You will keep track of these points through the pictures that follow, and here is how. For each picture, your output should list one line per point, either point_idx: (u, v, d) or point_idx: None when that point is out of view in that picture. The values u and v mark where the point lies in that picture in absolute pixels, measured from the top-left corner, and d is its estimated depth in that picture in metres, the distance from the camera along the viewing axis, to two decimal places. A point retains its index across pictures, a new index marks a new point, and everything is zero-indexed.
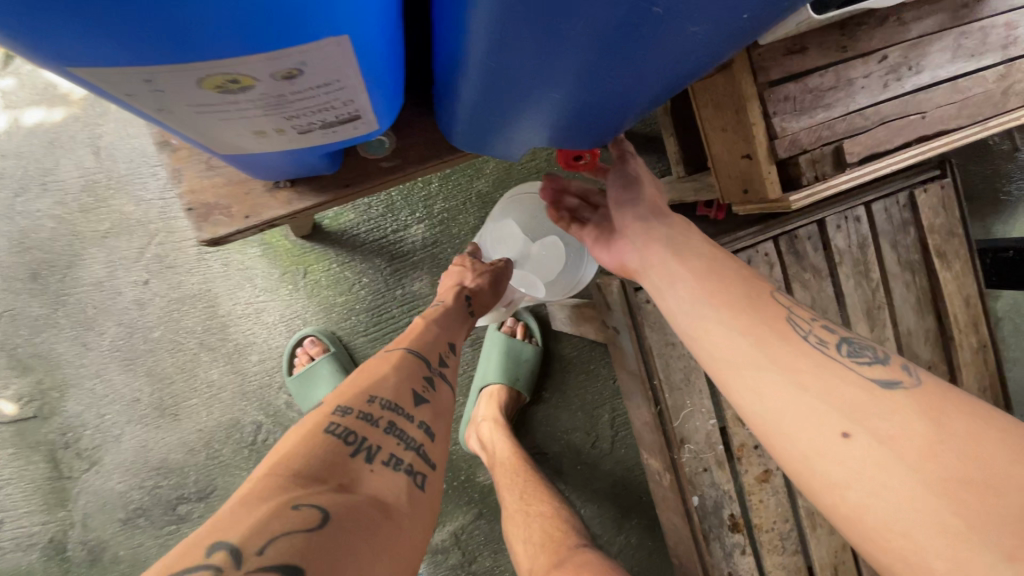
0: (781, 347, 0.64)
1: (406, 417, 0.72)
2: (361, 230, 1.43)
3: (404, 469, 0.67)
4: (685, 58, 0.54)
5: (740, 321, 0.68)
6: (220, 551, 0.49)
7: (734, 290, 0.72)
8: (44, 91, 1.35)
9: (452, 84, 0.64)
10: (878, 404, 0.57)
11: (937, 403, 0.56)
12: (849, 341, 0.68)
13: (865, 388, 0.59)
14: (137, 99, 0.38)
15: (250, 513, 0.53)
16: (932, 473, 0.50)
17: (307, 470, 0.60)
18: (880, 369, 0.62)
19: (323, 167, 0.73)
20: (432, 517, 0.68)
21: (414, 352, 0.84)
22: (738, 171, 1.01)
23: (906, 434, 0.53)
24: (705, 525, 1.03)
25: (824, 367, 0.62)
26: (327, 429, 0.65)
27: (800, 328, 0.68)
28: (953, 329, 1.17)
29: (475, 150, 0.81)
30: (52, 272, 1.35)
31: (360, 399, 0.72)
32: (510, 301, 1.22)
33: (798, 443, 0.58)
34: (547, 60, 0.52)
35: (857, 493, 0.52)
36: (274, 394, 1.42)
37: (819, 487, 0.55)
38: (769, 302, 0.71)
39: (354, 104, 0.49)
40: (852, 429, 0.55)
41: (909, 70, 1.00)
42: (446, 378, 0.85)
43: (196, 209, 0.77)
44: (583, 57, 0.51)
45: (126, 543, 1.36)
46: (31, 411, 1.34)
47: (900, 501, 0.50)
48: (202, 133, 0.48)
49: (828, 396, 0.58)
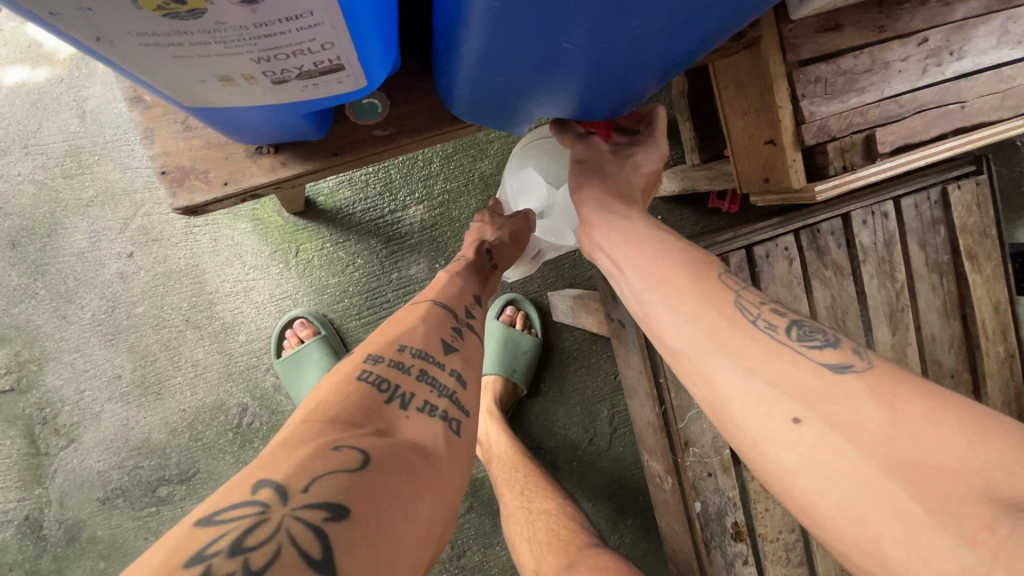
0: (727, 333, 0.59)
1: (437, 364, 0.69)
2: (357, 208, 1.37)
3: (439, 416, 0.63)
4: (718, 10, 0.47)
5: (690, 308, 0.63)
6: (265, 488, 0.48)
7: (681, 277, 0.66)
8: (28, 49, 1.28)
9: (452, 51, 0.58)
10: (826, 390, 0.51)
11: (892, 386, 0.50)
12: (799, 323, 0.60)
13: (815, 371, 0.53)
14: (66, 18, 0.33)
15: (291, 454, 0.51)
16: (888, 458, 0.45)
17: (344, 415, 0.58)
18: (828, 353, 0.55)
19: (310, 131, 0.67)
20: (472, 458, 0.64)
21: (440, 302, 0.78)
22: (760, 158, 0.95)
23: (860, 419, 0.48)
24: (706, 533, 0.98)
25: (771, 354, 0.56)
26: (360, 378, 0.63)
27: (747, 314, 0.61)
28: (979, 336, 1.10)
29: (481, 124, 0.74)
30: (32, 240, 1.29)
31: (390, 348, 0.69)
32: (537, 254, 1.13)
33: (750, 431, 0.53)
34: (557, 16, 0.46)
35: (808, 480, 0.48)
36: (261, 376, 1.36)
37: (772, 474, 0.51)
38: (710, 286, 0.64)
39: (335, 50, 0.43)
40: (803, 415, 0.50)
41: (951, 55, 0.93)
42: (474, 329, 0.79)
43: (170, 173, 0.70)
44: (599, 9, 0.45)
45: (104, 523, 1.32)
46: (9, 383, 1.29)
47: (854, 487, 0.46)
48: (160, 75, 0.42)
49: (777, 381, 0.53)
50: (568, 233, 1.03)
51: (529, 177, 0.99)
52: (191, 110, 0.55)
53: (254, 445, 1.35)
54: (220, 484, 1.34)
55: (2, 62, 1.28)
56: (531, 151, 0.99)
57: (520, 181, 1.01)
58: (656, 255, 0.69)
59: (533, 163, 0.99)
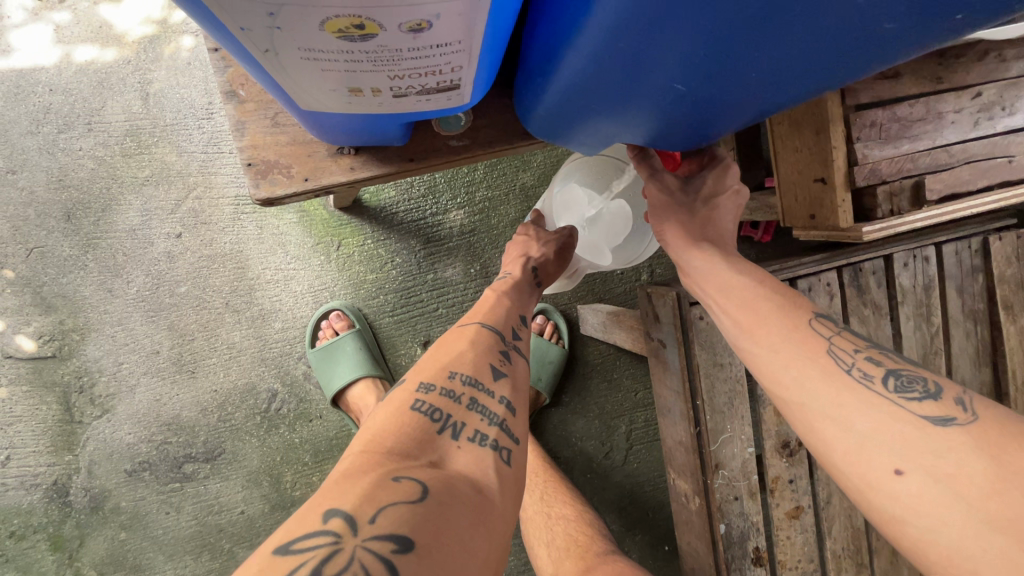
0: (822, 384, 0.63)
1: (487, 392, 0.67)
2: (400, 208, 1.40)
3: (489, 446, 0.62)
4: (826, 76, 0.49)
5: (785, 355, 0.67)
6: (335, 517, 0.48)
7: (777, 320, 0.70)
8: (99, 29, 1.33)
9: (543, 80, 0.61)
10: (931, 442, 0.55)
11: (998, 438, 0.54)
12: (897, 373, 0.64)
13: (916, 423, 0.57)
14: (252, 32, 0.37)
15: (355, 483, 0.51)
16: (994, 512, 0.49)
17: (399, 447, 0.57)
18: (929, 405, 0.59)
19: (393, 137, 0.70)
20: (519, 495, 0.62)
21: (488, 326, 0.77)
22: (808, 194, 0.97)
23: (965, 471, 0.52)
24: (729, 555, 1.01)
25: (872, 405, 0.60)
26: (414, 408, 0.63)
27: (841, 362, 0.65)
28: (1010, 385, 1.13)
29: (551, 140, 0.76)
30: (87, 213, 1.33)
31: (441, 374, 0.68)
32: (573, 272, 1.12)
33: (851, 484, 0.59)
34: (656, 62, 0.49)
35: (917, 527, 0.53)
36: (293, 364, 1.39)
37: (880, 519, 0.56)
38: (804, 331, 0.69)
39: (460, 73, 0.46)
40: (906, 466, 0.55)
41: (1002, 111, 0.96)
42: (521, 351, 0.78)
43: (255, 165, 0.74)
44: (696, 61, 0.48)
45: (129, 494, 1.35)
46: (51, 350, 1.32)
47: (964, 536, 0.50)
48: (298, 84, 0.46)
49: (878, 433, 0.58)
50: (606, 252, 1.00)
51: (573, 190, 1.00)
52: (295, 109, 0.58)
53: (280, 430, 1.38)
54: (244, 466, 1.37)
55: (73, 40, 1.32)
56: (575, 166, 1.01)
57: (564, 195, 1.02)
58: (748, 296, 0.73)
59: (577, 177, 1.00)
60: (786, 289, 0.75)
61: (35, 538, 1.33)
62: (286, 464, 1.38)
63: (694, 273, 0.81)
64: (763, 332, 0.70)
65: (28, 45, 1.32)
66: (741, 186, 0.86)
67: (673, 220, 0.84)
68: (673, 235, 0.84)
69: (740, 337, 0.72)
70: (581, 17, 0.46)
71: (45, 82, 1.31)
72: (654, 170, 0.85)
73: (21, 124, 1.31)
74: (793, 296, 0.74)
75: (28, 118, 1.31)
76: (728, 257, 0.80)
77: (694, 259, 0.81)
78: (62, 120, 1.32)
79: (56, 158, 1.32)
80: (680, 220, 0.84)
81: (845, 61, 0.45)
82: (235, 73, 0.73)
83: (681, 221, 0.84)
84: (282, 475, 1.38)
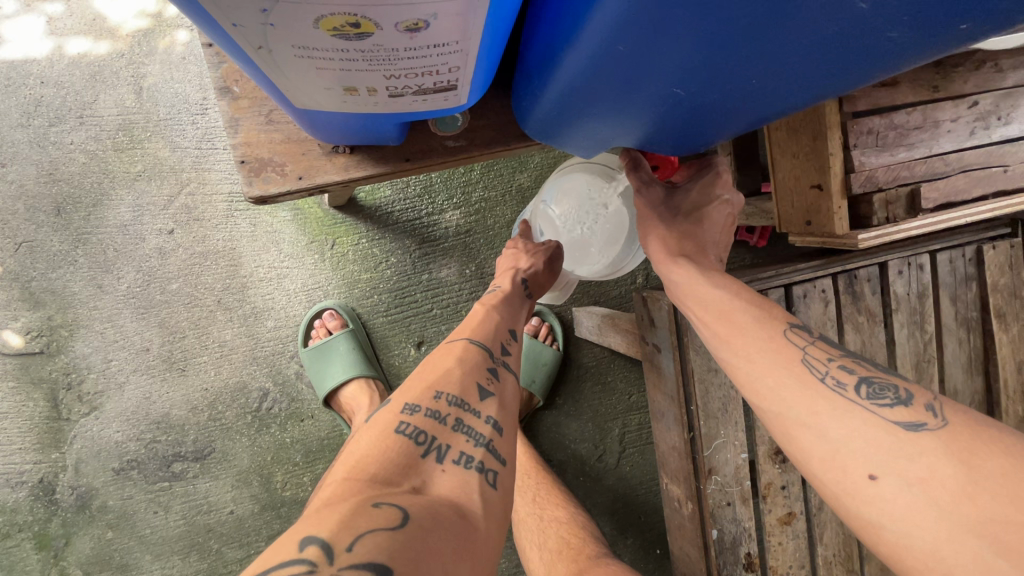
0: (797, 395, 0.63)
1: (473, 412, 0.67)
2: (395, 208, 1.39)
3: (475, 468, 0.62)
4: (827, 83, 0.48)
5: (760, 364, 0.67)
6: (312, 546, 0.47)
7: (753, 331, 0.70)
8: (92, 22, 1.31)
9: (541, 82, 0.60)
10: (903, 448, 0.55)
11: (968, 443, 0.53)
12: (869, 380, 0.63)
13: (888, 429, 0.57)
14: (245, 28, 0.36)
15: (334, 510, 0.51)
16: (967, 516, 0.49)
17: (383, 473, 0.57)
18: (901, 412, 0.59)
19: (390, 137, 0.69)
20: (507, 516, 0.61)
21: (477, 341, 0.77)
22: (804, 201, 0.97)
23: (938, 476, 0.52)
24: (720, 560, 1.01)
25: (843, 415, 0.60)
26: (398, 430, 0.62)
27: (815, 371, 0.64)
28: (1001, 394, 1.14)
29: (545, 141, 0.75)
30: (77, 209, 1.31)
31: (427, 395, 0.67)
32: (565, 282, 1.14)
33: (829, 495, 0.58)
34: (651, 64, 0.48)
35: (893, 532, 0.53)
36: (285, 363, 1.37)
37: (859, 527, 0.56)
38: (777, 342, 0.68)
39: (458, 72, 0.46)
40: (880, 472, 0.55)
41: (998, 120, 0.97)
42: (511, 368, 0.77)
43: (249, 163, 0.72)
44: (692, 63, 0.47)
45: (116, 493, 1.33)
46: (38, 346, 1.30)
47: (939, 539, 0.50)
48: (288, 80, 0.46)
49: (851, 444, 0.57)
50: (590, 257, 1.06)
51: (570, 191, 1.01)
52: (290, 108, 0.57)
53: (271, 429, 1.37)
54: (234, 465, 1.36)
55: (66, 31, 1.30)
56: (578, 167, 0.99)
57: (562, 193, 1.03)
58: (725, 307, 0.73)
59: (578, 180, 0.99)
60: (762, 298, 0.75)
61: (20, 536, 1.31)
62: (277, 464, 1.37)
63: (673, 286, 0.80)
64: (741, 342, 0.69)
65: (20, 36, 1.30)
66: (731, 195, 0.86)
67: (655, 234, 0.84)
68: (656, 247, 0.84)
69: (718, 349, 0.72)
70: (581, 19, 0.45)
71: (36, 74, 1.29)
72: (644, 182, 0.84)
73: (11, 116, 1.29)
74: (769, 307, 0.73)
75: (19, 110, 1.29)
76: (709, 267, 0.80)
77: (674, 273, 0.80)
78: (53, 113, 1.30)
79: (46, 151, 1.30)
80: (661, 235, 0.83)
81: (843, 68, 0.45)
82: (230, 69, 0.72)
83: (663, 237, 0.83)
84: (273, 476, 1.37)
